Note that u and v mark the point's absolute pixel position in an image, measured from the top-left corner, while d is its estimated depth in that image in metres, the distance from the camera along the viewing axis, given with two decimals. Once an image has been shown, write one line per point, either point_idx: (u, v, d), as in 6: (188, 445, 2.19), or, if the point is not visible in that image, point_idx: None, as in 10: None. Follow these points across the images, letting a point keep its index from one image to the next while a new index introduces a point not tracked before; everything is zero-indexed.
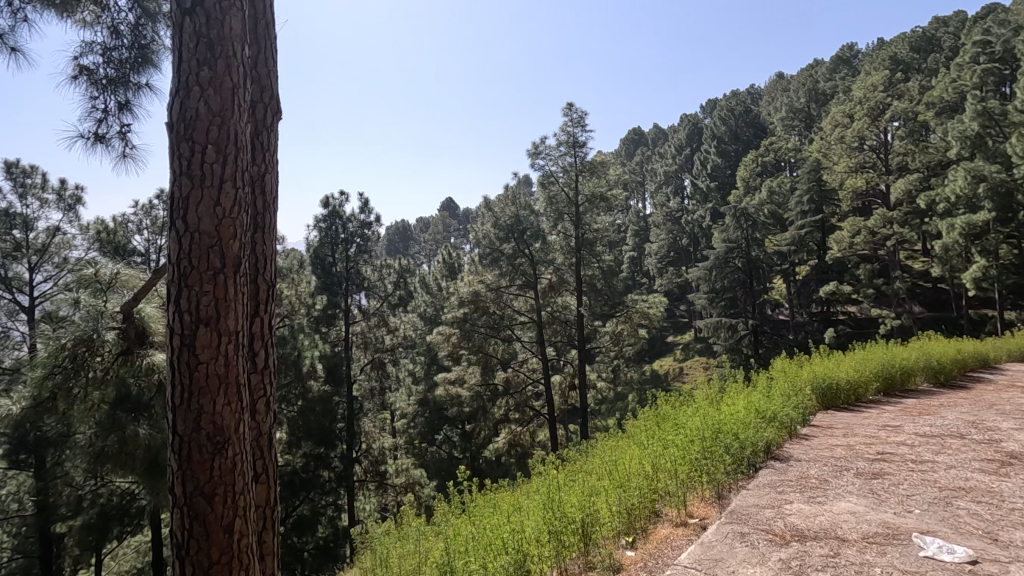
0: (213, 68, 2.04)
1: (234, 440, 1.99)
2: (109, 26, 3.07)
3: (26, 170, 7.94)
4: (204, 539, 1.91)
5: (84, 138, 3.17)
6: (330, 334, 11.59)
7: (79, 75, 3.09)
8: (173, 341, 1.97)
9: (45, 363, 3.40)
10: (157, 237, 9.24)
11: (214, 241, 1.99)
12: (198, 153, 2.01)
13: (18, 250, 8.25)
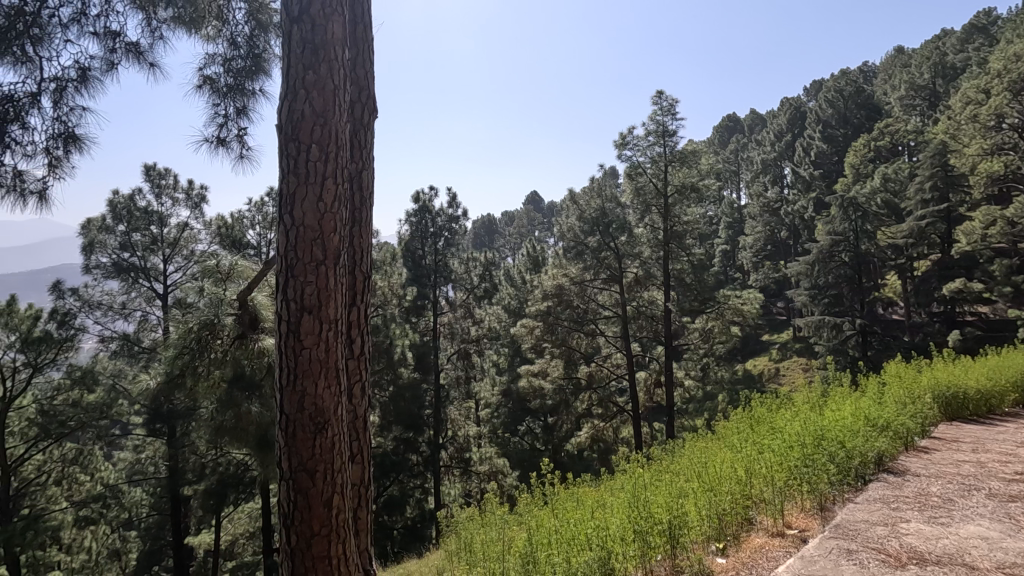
0: (316, 71, 2.18)
1: (333, 421, 2.13)
2: (228, 38, 3.36)
3: (161, 172, 8.92)
4: (306, 510, 2.06)
5: (208, 141, 3.50)
6: (419, 324, 12.05)
7: (203, 85, 3.41)
8: (281, 326, 2.13)
9: (175, 345, 3.82)
10: (268, 231, 10.04)
11: (317, 234, 2.13)
12: (303, 152, 2.16)
13: (154, 244, 9.27)
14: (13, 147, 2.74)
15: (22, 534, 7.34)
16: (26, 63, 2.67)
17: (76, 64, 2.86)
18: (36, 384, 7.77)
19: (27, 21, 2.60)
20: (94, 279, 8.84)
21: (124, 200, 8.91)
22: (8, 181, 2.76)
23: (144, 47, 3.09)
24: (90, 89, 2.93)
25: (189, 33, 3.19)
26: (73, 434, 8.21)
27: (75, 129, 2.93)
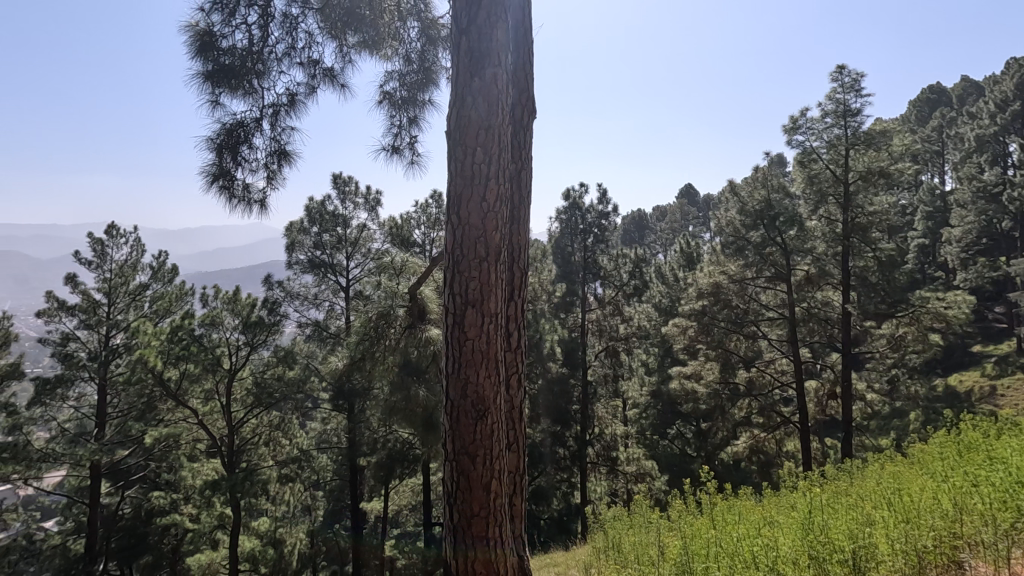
0: (482, 77, 2.31)
1: (492, 409, 2.25)
2: (403, 56, 3.70)
3: (345, 180, 10.16)
4: (468, 492, 2.21)
5: (385, 151, 3.89)
6: (568, 321, 12.20)
7: (383, 100, 3.80)
8: (448, 319, 2.31)
9: (357, 332, 4.30)
10: (432, 230, 10.90)
11: (480, 233, 2.26)
12: (469, 155, 2.31)
13: (340, 243, 10.41)
14: (243, 164, 3.32)
15: (242, 483, 8.96)
16: (251, 94, 3.21)
17: (287, 91, 3.38)
18: (253, 360, 9.54)
19: (253, 59, 3.14)
20: (294, 273, 10.36)
21: (317, 205, 10.21)
22: (239, 192, 3.35)
23: (337, 71, 3.53)
24: (296, 111, 3.44)
25: (373, 55, 3.59)
26: (278, 404, 9.72)
27: (286, 146, 3.46)
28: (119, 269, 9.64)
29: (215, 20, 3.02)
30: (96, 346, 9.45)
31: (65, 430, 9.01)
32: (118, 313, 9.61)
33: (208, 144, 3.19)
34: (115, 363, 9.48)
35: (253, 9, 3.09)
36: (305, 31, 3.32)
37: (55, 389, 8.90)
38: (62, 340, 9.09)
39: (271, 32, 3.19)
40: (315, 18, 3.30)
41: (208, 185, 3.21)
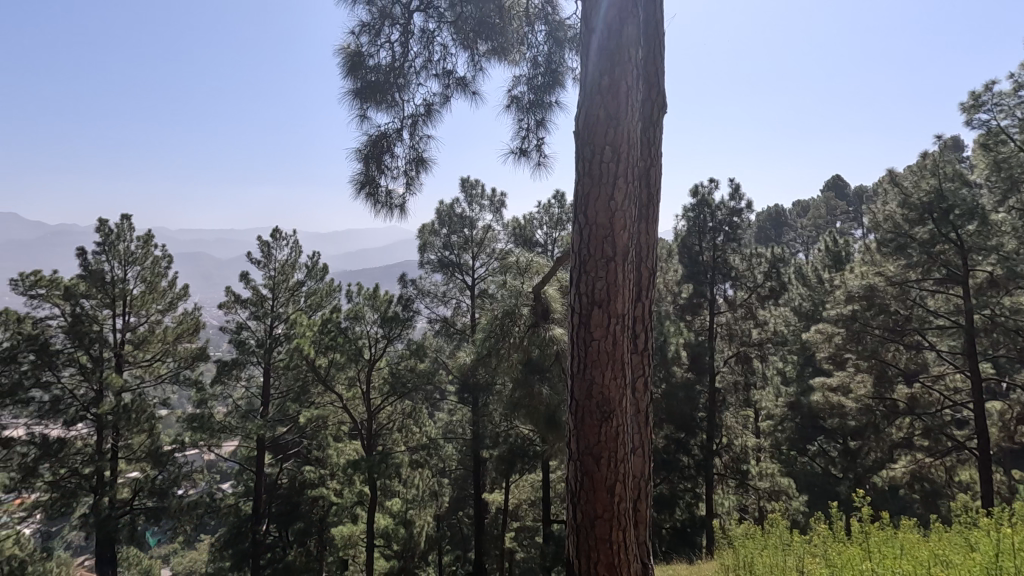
0: (611, 75, 2.29)
1: (617, 412, 2.23)
2: (531, 60, 3.77)
3: (472, 183, 10.60)
4: (591, 493, 2.20)
5: (513, 153, 3.99)
6: (694, 323, 11.61)
7: (511, 104, 3.91)
8: (573, 319, 2.33)
9: (484, 329, 4.47)
10: (554, 231, 10.99)
11: (608, 232, 2.25)
12: (598, 154, 2.30)
13: (466, 244, 10.82)
14: (385, 172, 3.61)
15: (379, 464, 9.75)
16: (393, 106, 3.47)
17: (424, 102, 3.61)
18: (389, 351, 10.32)
19: (396, 74, 3.41)
20: (425, 273, 11.01)
21: (446, 208, 10.71)
22: (382, 198, 3.65)
23: (469, 80, 3.69)
24: (432, 120, 3.66)
25: (502, 62, 3.71)
26: (409, 393, 10.39)
27: (423, 153, 3.70)
28: (281, 268, 10.96)
29: (363, 42, 3.32)
30: (263, 334, 10.83)
31: (238, 406, 10.45)
32: (279, 305, 10.93)
33: (357, 155, 3.52)
34: (277, 349, 10.85)
35: (395, 27, 3.35)
36: (440, 43, 3.53)
37: (231, 370, 10.36)
38: (237, 329, 10.55)
39: (410, 48, 3.43)
40: (449, 31, 3.49)
41: (356, 192, 3.54)
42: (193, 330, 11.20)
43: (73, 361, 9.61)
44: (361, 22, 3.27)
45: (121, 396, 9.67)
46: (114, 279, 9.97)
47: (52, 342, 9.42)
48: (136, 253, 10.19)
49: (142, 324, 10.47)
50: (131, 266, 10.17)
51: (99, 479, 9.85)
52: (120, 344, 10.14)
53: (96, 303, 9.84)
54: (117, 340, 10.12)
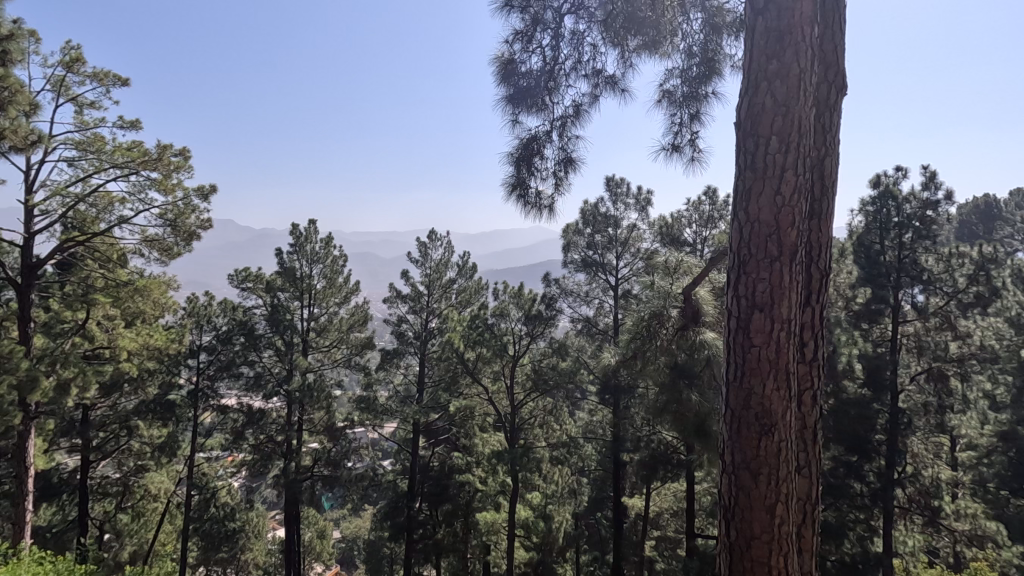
0: (781, 59, 2.23)
1: (780, 426, 2.17)
2: (685, 50, 3.60)
3: (618, 182, 10.43)
4: (748, 511, 2.17)
5: (664, 149, 3.86)
6: (872, 333, 10.19)
7: (663, 99, 3.78)
8: (732, 321, 2.33)
9: (629, 330, 4.38)
10: (704, 229, 10.36)
11: (773, 229, 2.20)
12: (763, 145, 2.26)
13: (610, 243, 10.61)
14: (535, 174, 3.72)
15: (520, 457, 10.07)
16: (544, 110, 3.56)
17: (573, 103, 3.64)
18: (533, 348, 10.63)
19: (547, 78, 3.49)
20: (569, 272, 11.03)
21: (591, 207, 10.63)
22: (532, 200, 3.77)
23: (619, 77, 3.64)
24: (581, 121, 3.68)
25: (652, 55, 3.60)
26: (551, 391, 10.52)
27: (572, 154, 3.73)
28: (436, 266, 11.73)
29: (516, 49, 3.46)
30: (419, 327, 11.80)
31: (398, 391, 11.50)
32: (434, 301, 11.73)
33: (509, 159, 3.68)
34: (431, 341, 11.70)
35: (547, 32, 3.43)
36: (590, 43, 3.54)
37: (392, 359, 11.41)
38: (398, 321, 11.63)
39: (561, 52, 3.49)
40: (599, 30, 3.49)
41: (509, 195, 3.71)
42: (362, 321, 12.45)
43: (271, 343, 11.34)
44: (515, 31, 3.40)
45: (305, 376, 11.17)
46: (303, 275, 11.54)
47: (256, 328, 11.37)
48: (320, 253, 11.66)
49: (323, 315, 11.98)
50: (316, 264, 11.67)
51: (289, 445, 11.51)
52: (307, 331, 11.72)
53: (288, 295, 11.52)
54: (304, 328, 11.72)
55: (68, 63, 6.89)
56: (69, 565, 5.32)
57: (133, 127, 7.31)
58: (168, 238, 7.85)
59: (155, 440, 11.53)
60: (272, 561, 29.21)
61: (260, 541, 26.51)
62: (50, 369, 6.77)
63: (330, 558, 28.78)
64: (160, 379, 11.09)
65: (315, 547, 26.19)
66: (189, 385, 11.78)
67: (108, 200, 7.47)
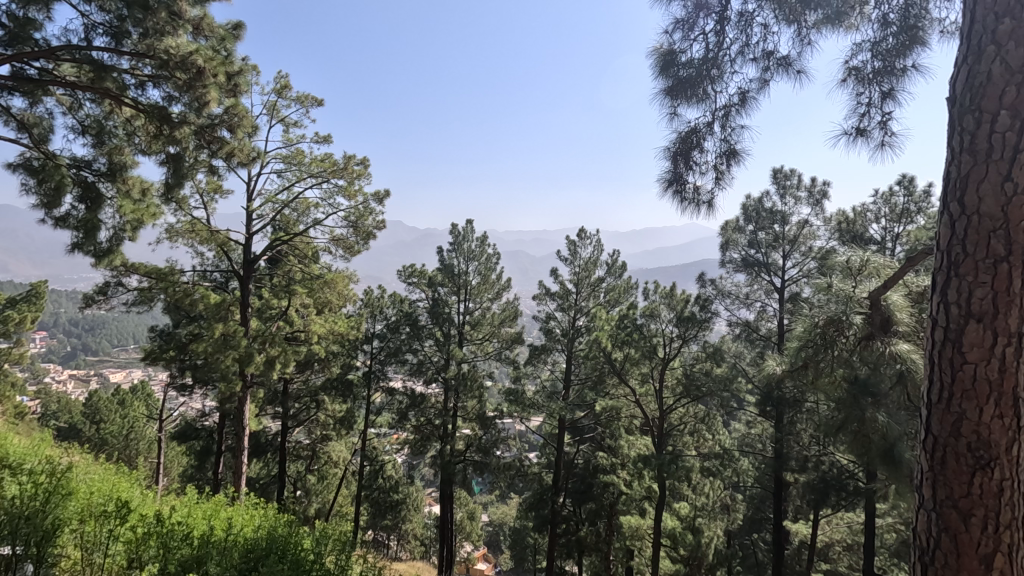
0: (1016, 17, 1.87)
1: (1003, 462, 1.79)
2: (879, 19, 3.16)
3: (787, 174, 9.44)
4: (953, 556, 1.84)
5: (848, 134, 3.41)
6: None
7: (848, 77, 3.33)
8: (938, 332, 2.01)
9: (800, 337, 3.99)
10: (896, 224, 8.93)
11: (999, 224, 1.83)
12: (987, 122, 1.90)
13: (777, 240, 9.60)
14: (693, 169, 3.55)
15: (669, 464, 9.62)
16: (705, 100, 3.38)
17: (738, 91, 3.38)
18: (684, 351, 10.05)
19: (709, 65, 3.29)
20: (727, 272, 10.36)
21: (754, 202, 9.76)
22: (689, 195, 3.59)
23: (794, 57, 3.30)
24: (746, 108, 3.41)
25: (836, 29, 3.20)
26: (704, 398, 9.89)
27: (735, 145, 3.47)
28: (584, 265, 11.70)
29: (676, 39, 3.32)
30: (567, 325, 11.89)
31: (545, 386, 11.73)
32: (582, 300, 11.75)
33: (665, 154, 3.55)
34: (579, 339, 11.71)
35: (711, 17, 3.24)
36: (760, 24, 3.25)
37: (540, 355, 11.67)
38: (546, 318, 11.85)
39: (726, 37, 3.27)
40: (771, 8, 3.19)
41: (664, 191, 3.59)
42: (512, 317, 12.69)
43: (431, 334, 12.20)
44: (676, 19, 3.26)
45: (461, 366, 11.91)
46: (460, 272, 12.32)
47: (419, 319, 12.42)
48: (475, 251, 12.28)
49: (477, 309, 12.61)
50: (472, 262, 12.33)
51: (445, 429, 12.38)
52: (462, 325, 12.48)
53: (448, 290, 12.39)
54: (460, 321, 12.51)
55: (279, 90, 8.16)
56: (272, 511, 6.30)
57: (325, 141, 8.43)
58: (351, 237, 8.91)
59: (337, 413, 13.22)
60: (427, 533, 31.74)
61: (419, 514, 28.92)
62: (261, 346, 8.09)
63: (479, 539, 30.37)
64: (342, 360, 12.67)
65: (465, 528, 27.90)
66: (364, 367, 13.31)
67: (305, 205, 8.69)
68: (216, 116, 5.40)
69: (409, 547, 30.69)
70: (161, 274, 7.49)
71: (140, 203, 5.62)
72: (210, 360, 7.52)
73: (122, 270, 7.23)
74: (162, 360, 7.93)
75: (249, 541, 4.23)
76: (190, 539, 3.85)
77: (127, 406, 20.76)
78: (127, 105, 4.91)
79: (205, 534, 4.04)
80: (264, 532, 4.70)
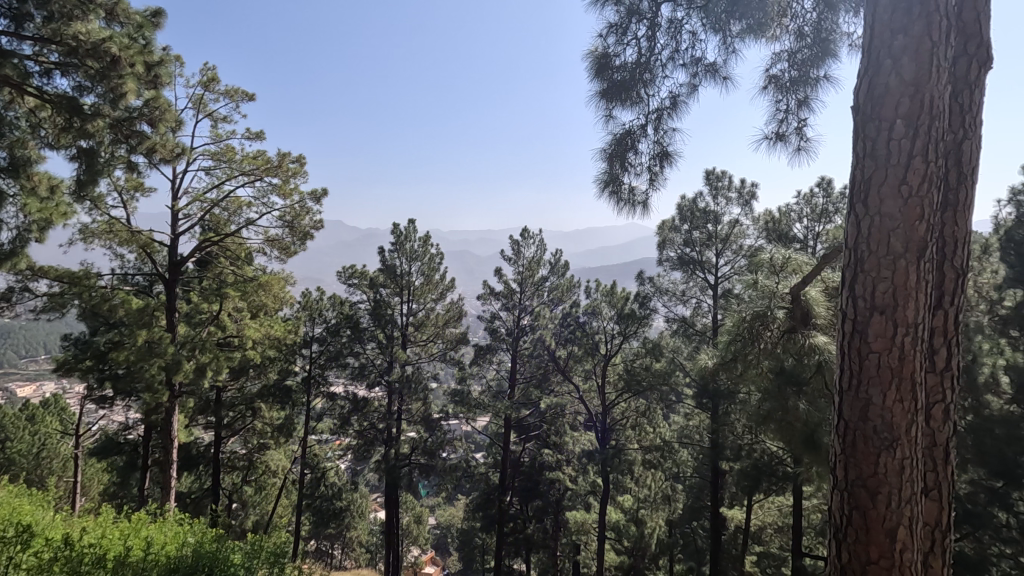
0: (910, 33, 2.02)
1: (904, 442, 1.96)
2: (795, 31, 3.36)
3: (719, 175, 9.88)
4: (863, 532, 1.99)
5: (768, 139, 3.61)
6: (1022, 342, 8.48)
7: (769, 84, 3.53)
8: (847, 325, 2.15)
9: (730, 331, 4.21)
10: (816, 224, 9.50)
11: (898, 224, 2.00)
12: (886, 129, 2.06)
13: (710, 240, 10.03)
14: (629, 169, 3.64)
15: (612, 458, 9.89)
16: (639, 103, 3.47)
17: (669, 95, 3.51)
18: (625, 348, 10.28)
19: (642, 70, 3.40)
20: (664, 270, 10.64)
21: (688, 202, 10.15)
22: (625, 196, 3.69)
23: (720, 64, 3.45)
24: (678, 112, 3.54)
25: (758, 39, 3.37)
26: (645, 392, 10.18)
27: (667, 147, 3.60)
28: (528, 264, 11.78)
29: (610, 42, 3.40)
30: (512, 324, 11.93)
31: (490, 385, 11.73)
32: (526, 299, 11.84)
33: (601, 155, 3.63)
34: (523, 338, 11.80)
35: (642, 23, 3.34)
36: (688, 31, 3.39)
37: (485, 355, 11.67)
38: (490, 318, 11.85)
39: (657, 42, 3.38)
40: (699, 16, 3.32)
41: (601, 191, 3.66)
42: (457, 317, 12.68)
43: (373, 336, 12.04)
44: (609, 23, 3.34)
45: (405, 368, 11.73)
46: (402, 272, 12.09)
47: (360, 322, 12.18)
48: (418, 251, 12.08)
49: (421, 309, 12.47)
50: (414, 262, 12.13)
51: (390, 432, 12.17)
52: (406, 326, 12.29)
53: (390, 291, 12.14)
54: (403, 322, 12.30)
55: (205, 83, 7.75)
56: (200, 526, 5.96)
57: (257, 138, 8.08)
58: (286, 238, 8.59)
59: (274, 421, 12.71)
60: (373, 539, 31.22)
61: (366, 519, 28.38)
62: (190, 353, 7.65)
63: (426, 542, 30.08)
64: (279, 366, 12.19)
65: (412, 532, 27.54)
66: (303, 372, 12.90)
67: (237, 204, 8.31)
68: (134, 108, 5.10)
69: (354, 555, 30.13)
70: (74, 278, 6.96)
71: (48, 201, 5.21)
72: (133, 370, 7.03)
73: (28, 274, 6.64)
74: (77, 371, 7.34)
75: (172, 560, 4.01)
76: (104, 562, 3.62)
77: (37, 423, 19.10)
78: (30, 95, 4.51)
79: (122, 555, 3.81)
80: (191, 549, 4.45)
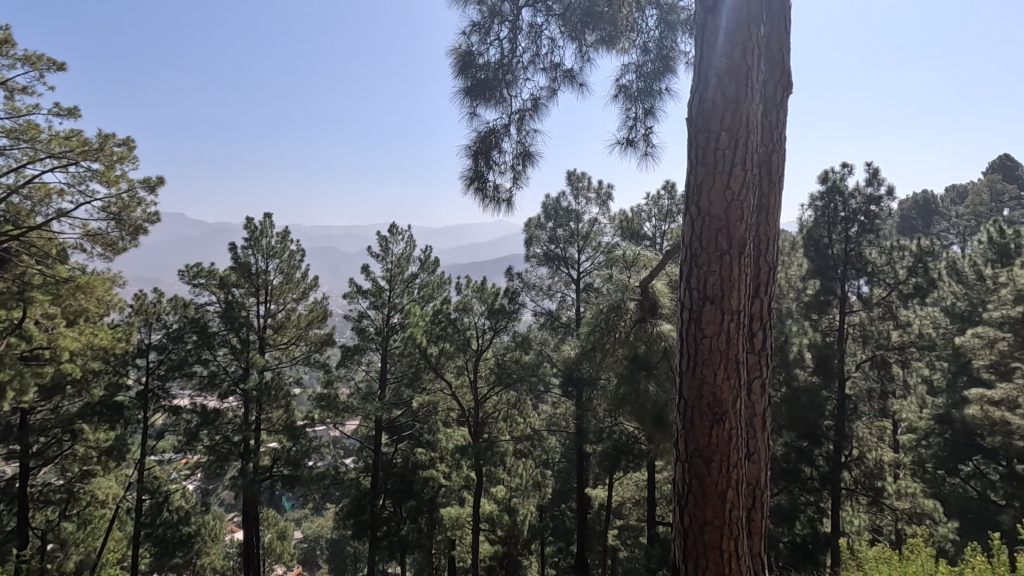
0: (731, 57, 2.30)
1: (730, 414, 2.25)
2: (641, 46, 3.65)
3: (579, 176, 10.51)
4: (701, 496, 2.24)
5: (619, 144, 3.90)
6: (820, 324, 10.08)
7: (619, 93, 3.82)
8: (684, 313, 2.40)
9: (589, 323, 4.53)
10: (663, 223, 10.50)
11: (723, 223, 2.28)
12: (713, 140, 2.33)
13: (572, 237, 10.80)
14: (493, 167, 3.71)
15: (485, 451, 10.05)
16: (502, 103, 3.57)
17: (531, 96, 3.63)
18: (496, 342, 10.45)
19: (504, 71, 3.48)
20: (531, 266, 11.24)
21: (552, 202, 10.71)
22: (489, 194, 3.76)
23: (577, 71, 3.66)
24: (539, 114, 3.68)
25: (610, 51, 3.63)
26: (515, 384, 10.51)
27: (530, 147, 3.73)
28: (397, 261, 11.56)
29: (473, 41, 3.43)
30: (381, 323, 11.62)
31: (359, 387, 11.33)
32: (396, 297, 11.58)
33: (467, 152, 3.66)
34: (393, 337, 11.58)
35: (504, 24, 3.41)
36: (547, 37, 3.53)
37: (353, 355, 11.23)
38: (358, 317, 11.44)
39: (518, 44, 3.48)
40: (557, 23, 3.48)
41: (466, 188, 3.69)
42: (321, 317, 12.13)
43: (225, 340, 11.06)
44: (472, 22, 3.38)
45: (263, 374, 10.87)
46: (258, 271, 11.17)
47: (210, 325, 11.08)
48: (275, 248, 11.25)
49: (281, 310, 11.63)
50: (272, 259, 11.26)
51: (246, 445, 11.19)
52: (263, 329, 11.36)
53: (244, 291, 11.11)
54: (261, 325, 11.35)
55: None
56: None
57: (70, 115, 6.91)
58: (113, 233, 7.69)
59: (101, 443, 11.02)
60: (228, 563, 28.47)
61: (219, 543, 25.69)
62: None
63: (292, 559, 28.14)
64: (106, 380, 10.59)
65: (274, 550, 25.54)
66: (138, 385, 11.34)
67: (44, 192, 7.03)
68: None
69: None
70: None
71: None
72: None
73: None
74: None
75: None
76: None
77: None
78: None
79: None
80: None
